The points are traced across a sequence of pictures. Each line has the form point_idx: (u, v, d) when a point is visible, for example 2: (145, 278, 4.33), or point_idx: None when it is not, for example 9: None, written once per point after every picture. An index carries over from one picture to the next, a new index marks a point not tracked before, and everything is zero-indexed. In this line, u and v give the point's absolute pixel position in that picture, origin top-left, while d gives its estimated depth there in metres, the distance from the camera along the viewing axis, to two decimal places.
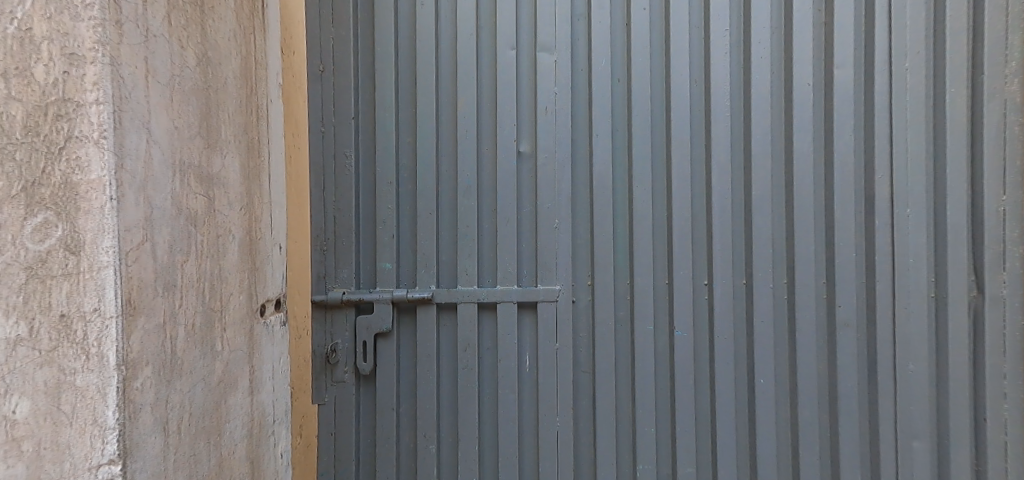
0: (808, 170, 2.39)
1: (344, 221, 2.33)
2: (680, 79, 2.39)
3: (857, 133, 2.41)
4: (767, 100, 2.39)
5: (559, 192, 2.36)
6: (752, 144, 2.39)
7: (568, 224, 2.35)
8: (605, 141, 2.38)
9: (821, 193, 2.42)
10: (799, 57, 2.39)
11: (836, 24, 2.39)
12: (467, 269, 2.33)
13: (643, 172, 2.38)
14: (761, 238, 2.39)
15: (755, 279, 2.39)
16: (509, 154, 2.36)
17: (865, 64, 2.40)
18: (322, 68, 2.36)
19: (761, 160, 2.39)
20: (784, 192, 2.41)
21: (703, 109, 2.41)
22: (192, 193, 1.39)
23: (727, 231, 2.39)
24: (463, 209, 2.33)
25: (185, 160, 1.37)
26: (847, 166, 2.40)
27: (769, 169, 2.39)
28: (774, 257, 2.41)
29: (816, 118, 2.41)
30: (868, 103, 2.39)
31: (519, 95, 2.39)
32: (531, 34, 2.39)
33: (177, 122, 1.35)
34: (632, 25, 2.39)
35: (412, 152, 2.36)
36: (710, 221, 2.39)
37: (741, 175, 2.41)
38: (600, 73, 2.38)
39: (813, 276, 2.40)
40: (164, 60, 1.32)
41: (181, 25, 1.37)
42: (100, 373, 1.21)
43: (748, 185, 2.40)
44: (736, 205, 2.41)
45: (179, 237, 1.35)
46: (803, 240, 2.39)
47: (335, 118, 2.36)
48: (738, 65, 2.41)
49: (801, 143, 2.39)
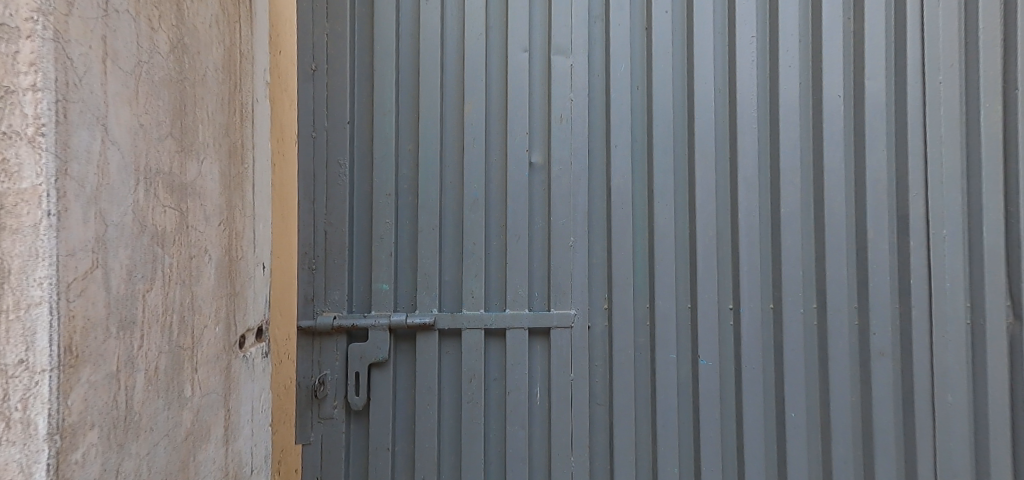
0: (840, 185, 2.18)
1: (337, 237, 2.08)
2: (704, 86, 2.20)
3: (890, 149, 2.19)
4: (796, 111, 2.19)
5: (575, 206, 2.16)
6: (780, 159, 2.19)
7: (584, 242, 2.15)
8: (625, 151, 2.18)
9: (853, 211, 2.18)
10: (828, 65, 2.20)
11: (867, 33, 2.19)
12: (473, 291, 2.09)
13: (665, 186, 2.18)
14: (791, 258, 2.16)
15: (784, 302, 2.15)
16: (520, 165, 2.16)
17: (897, 76, 2.20)
18: (313, 66, 2.13)
19: (790, 173, 2.19)
20: (813, 208, 2.19)
21: (727, 117, 2.21)
22: (161, 207, 1.15)
23: (753, 251, 2.17)
24: (470, 224, 2.12)
25: (153, 166, 1.13)
26: (879, 183, 2.18)
27: (798, 185, 2.18)
28: (805, 279, 2.17)
29: (848, 130, 2.20)
30: (900, 117, 2.19)
31: (532, 101, 2.20)
32: (544, 36, 2.20)
33: (143, 119, 1.11)
34: (653, 29, 2.21)
35: (413, 160, 2.14)
36: (735, 239, 2.17)
37: (769, 192, 2.20)
38: (620, 80, 2.20)
39: (846, 300, 2.16)
40: (129, 42, 1.09)
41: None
42: (25, 447, 0.94)
43: (776, 200, 2.18)
44: (763, 221, 2.19)
45: (145, 262, 1.11)
46: (836, 261, 2.16)
47: (327, 121, 2.12)
48: (764, 73, 2.22)
49: (832, 157, 2.19)
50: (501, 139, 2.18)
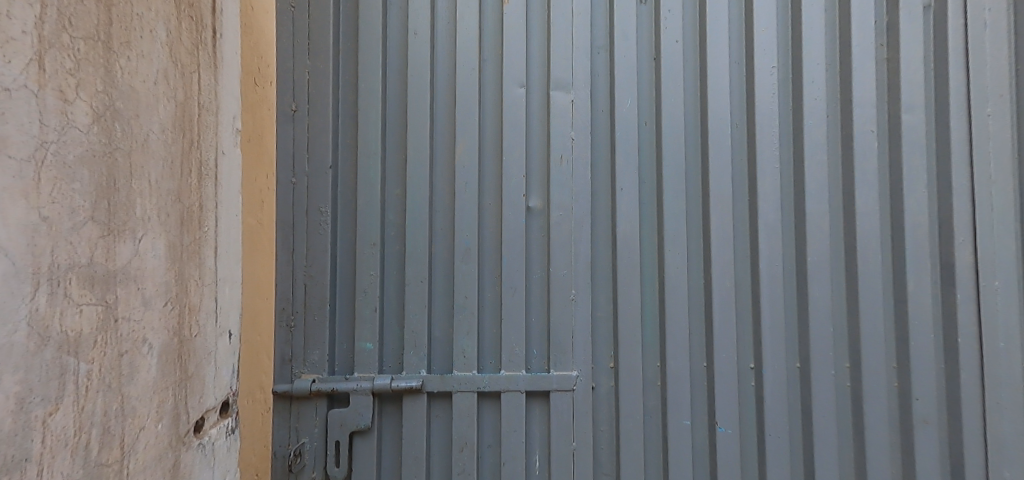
0: (874, 230, 1.96)
1: (317, 292, 1.93)
2: (720, 122, 2.02)
3: (932, 189, 1.97)
4: (823, 148, 2.00)
5: (576, 255, 1.98)
6: (805, 201, 1.99)
7: (587, 295, 1.96)
8: (631, 194, 2.01)
9: (890, 258, 1.97)
10: (859, 97, 2.00)
11: (902, 61, 1.99)
12: (465, 350, 1.93)
13: (676, 232, 2.00)
14: (820, 312, 1.95)
15: (813, 362, 1.94)
16: (516, 211, 1.99)
17: (938, 108, 1.98)
18: (294, 107, 2.00)
19: (817, 217, 1.98)
20: (845, 255, 1.98)
21: (746, 155, 2.02)
22: (73, 311, 1.04)
23: (777, 304, 1.97)
24: (462, 275, 1.95)
25: (62, 263, 1.03)
26: (920, 229, 1.96)
27: (827, 229, 1.98)
28: (836, 334, 1.96)
29: (883, 169, 1.99)
30: (942, 153, 1.97)
31: (530, 140, 2.03)
32: (543, 69, 2.04)
33: (48, 211, 1.01)
34: (661, 60, 2.04)
35: (400, 206, 1.99)
36: (756, 291, 1.97)
37: (793, 237, 1.99)
38: (625, 117, 2.03)
39: (883, 360, 1.94)
40: (29, 123, 0.99)
41: (52, 65, 1.02)
42: None
43: (802, 247, 1.98)
44: (787, 270, 1.98)
45: (46, 379, 1.00)
46: (871, 315, 1.95)
47: (308, 165, 1.99)
48: (787, 106, 2.02)
49: (865, 200, 1.98)
50: (495, 183, 2.01)
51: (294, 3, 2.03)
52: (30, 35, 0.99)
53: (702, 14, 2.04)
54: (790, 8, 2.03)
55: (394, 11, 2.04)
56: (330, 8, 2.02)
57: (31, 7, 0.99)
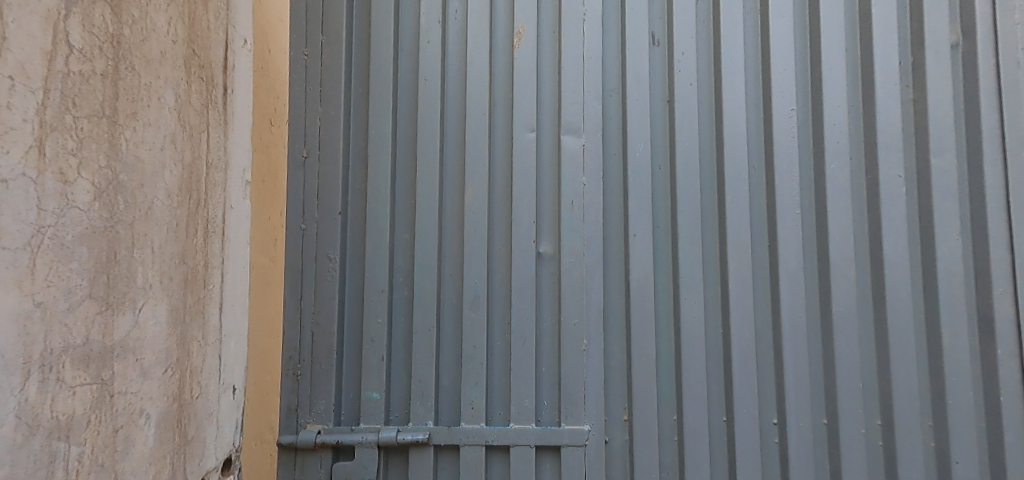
0: (904, 280, 1.87)
1: (324, 340, 1.92)
2: (736, 167, 1.97)
3: (966, 236, 1.86)
4: (846, 193, 1.92)
5: (588, 304, 1.93)
6: (829, 249, 1.91)
7: (599, 345, 1.91)
8: (645, 240, 1.96)
9: (923, 309, 1.86)
10: (884, 141, 1.92)
11: (931, 101, 1.91)
12: (473, 401, 1.89)
13: (692, 280, 1.94)
14: (847, 366, 1.87)
15: (841, 420, 1.85)
16: (527, 257, 1.95)
17: (970, 149, 1.88)
18: (305, 153, 2.01)
19: (842, 265, 1.90)
20: (872, 305, 1.89)
21: (766, 199, 1.96)
22: (65, 394, 1.01)
23: (800, 356, 1.89)
24: (470, 324, 1.92)
25: (56, 346, 1.00)
26: (954, 278, 1.85)
27: (853, 278, 1.89)
28: (865, 390, 1.86)
29: (912, 215, 1.89)
30: (976, 197, 1.86)
31: (540, 185, 2.00)
32: (554, 113, 2.02)
33: (44, 296, 0.98)
34: (675, 103, 2.00)
35: (409, 251, 1.97)
36: (778, 343, 1.90)
37: (817, 286, 1.91)
38: (639, 161, 1.99)
39: (918, 419, 1.82)
40: (25, 210, 0.96)
41: (53, 149, 1.00)
42: None
43: (826, 296, 1.90)
44: (810, 320, 1.90)
45: (33, 470, 0.95)
46: (903, 370, 1.84)
47: (318, 212, 1.98)
48: (807, 149, 1.96)
49: (894, 248, 1.88)
50: (505, 228, 1.98)
51: (307, 51, 2.04)
52: (30, 122, 0.97)
53: (717, 57, 2.00)
54: (809, 48, 1.98)
55: (404, 56, 2.03)
56: (342, 55, 2.03)
57: (33, 93, 0.98)
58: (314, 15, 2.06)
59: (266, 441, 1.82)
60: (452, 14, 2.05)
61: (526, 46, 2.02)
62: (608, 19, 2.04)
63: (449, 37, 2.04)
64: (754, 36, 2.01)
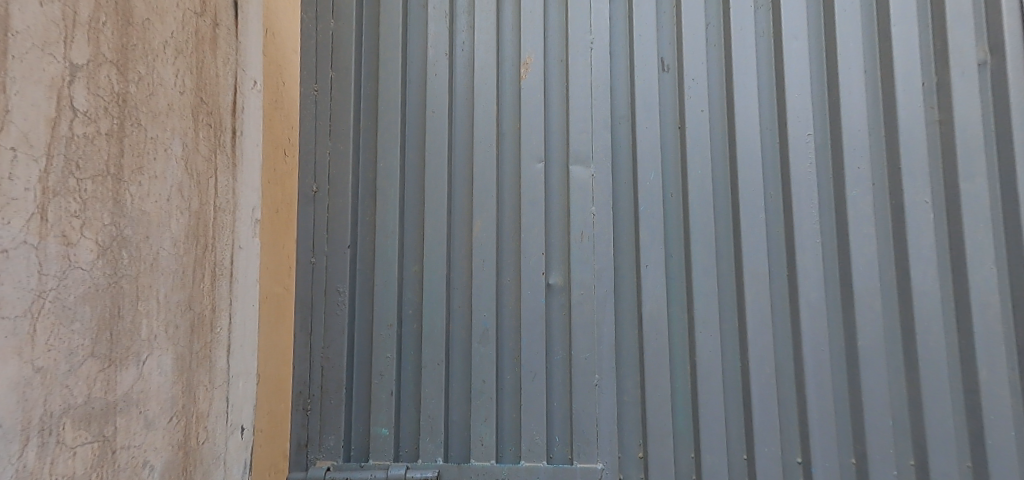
0: (935, 312, 1.76)
1: (333, 374, 1.93)
2: (751, 195, 1.89)
3: (1002, 264, 1.76)
4: (869, 220, 1.82)
5: (599, 337, 1.89)
6: (852, 280, 1.81)
7: (611, 380, 1.87)
8: (657, 271, 1.90)
9: (956, 342, 1.76)
10: (909, 165, 1.82)
11: (957, 122, 1.81)
12: (483, 437, 1.87)
13: (707, 313, 1.86)
14: (875, 403, 1.77)
15: (870, 460, 1.75)
16: (536, 290, 1.92)
17: (1004, 172, 1.77)
18: (315, 187, 2.03)
19: (867, 297, 1.80)
20: (902, 339, 1.78)
21: (783, 228, 1.86)
22: (66, 454, 1.04)
23: (825, 393, 1.79)
24: (480, 358, 1.90)
25: (56, 408, 1.02)
26: (990, 309, 1.74)
27: (878, 311, 1.79)
28: (896, 429, 1.76)
29: (941, 242, 1.79)
30: (1011, 222, 1.76)
31: (550, 216, 1.97)
32: (562, 142, 1.99)
33: (45, 359, 1.01)
34: (686, 130, 1.94)
35: (418, 284, 1.96)
36: (800, 379, 1.81)
37: (841, 319, 1.81)
38: (649, 190, 1.93)
39: (955, 459, 1.72)
40: (27, 278, 0.99)
41: (56, 213, 1.03)
42: None
43: (851, 330, 1.80)
44: (835, 355, 1.80)
45: None
46: (936, 406, 1.74)
47: (327, 245, 2.00)
48: (827, 175, 1.86)
49: (922, 277, 1.78)
50: (514, 260, 1.95)
51: (317, 86, 2.06)
52: (33, 190, 1.00)
53: (728, 81, 1.94)
54: (826, 70, 1.90)
55: (412, 89, 2.04)
56: (351, 89, 2.05)
57: (35, 161, 1.01)
58: (324, 51, 2.08)
59: (276, 474, 1.84)
60: (460, 46, 2.05)
61: (533, 77, 2.01)
62: (616, 47, 2.01)
63: (456, 69, 2.04)
64: (767, 59, 1.93)
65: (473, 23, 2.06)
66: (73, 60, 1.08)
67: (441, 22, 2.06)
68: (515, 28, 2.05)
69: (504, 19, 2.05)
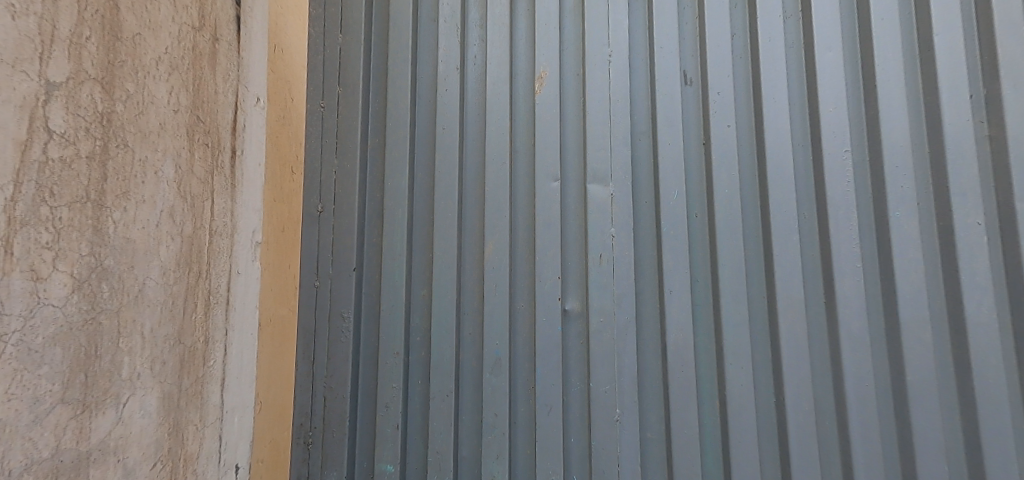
0: (993, 344, 1.62)
1: (336, 405, 1.84)
2: (784, 215, 1.76)
3: None
4: (915, 243, 1.69)
5: (620, 369, 1.77)
6: (897, 308, 1.68)
7: (633, 415, 1.75)
8: (682, 297, 1.78)
9: (1018, 378, 1.61)
10: (959, 184, 1.68)
11: (1012, 137, 1.67)
12: (495, 474, 1.76)
13: (737, 342, 1.74)
14: (927, 443, 1.62)
15: None
16: (552, 316, 1.81)
17: None
18: (320, 207, 1.94)
19: (915, 328, 1.66)
20: (956, 373, 1.64)
21: (819, 251, 1.74)
22: None
23: (870, 431, 1.65)
24: (492, 389, 1.79)
25: (17, 465, 0.96)
26: None
27: (929, 342, 1.65)
28: (952, 472, 1.61)
29: (998, 267, 1.65)
30: None
31: (566, 237, 1.85)
32: (579, 159, 1.88)
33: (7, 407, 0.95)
34: (711, 146, 1.83)
35: (426, 310, 1.85)
36: (842, 415, 1.67)
37: (885, 350, 1.68)
38: (672, 209, 1.82)
39: None
40: None
41: (24, 245, 0.98)
42: None
43: (898, 363, 1.66)
44: (880, 389, 1.67)
45: None
46: (998, 448, 1.59)
47: (332, 268, 1.90)
48: (866, 194, 1.74)
49: (977, 305, 1.64)
50: (528, 284, 1.84)
51: (324, 102, 1.98)
52: None
53: (756, 95, 1.83)
54: (862, 82, 1.78)
55: (421, 104, 1.95)
56: (359, 105, 1.97)
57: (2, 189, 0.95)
58: (331, 66, 2.00)
59: None
60: (471, 60, 1.96)
61: (548, 91, 1.91)
62: (635, 59, 1.91)
63: (468, 83, 1.95)
64: (798, 71, 1.82)
65: (485, 36, 1.97)
66: (50, 78, 1.03)
67: (452, 35, 1.97)
68: (529, 41, 1.95)
69: (518, 32, 1.96)
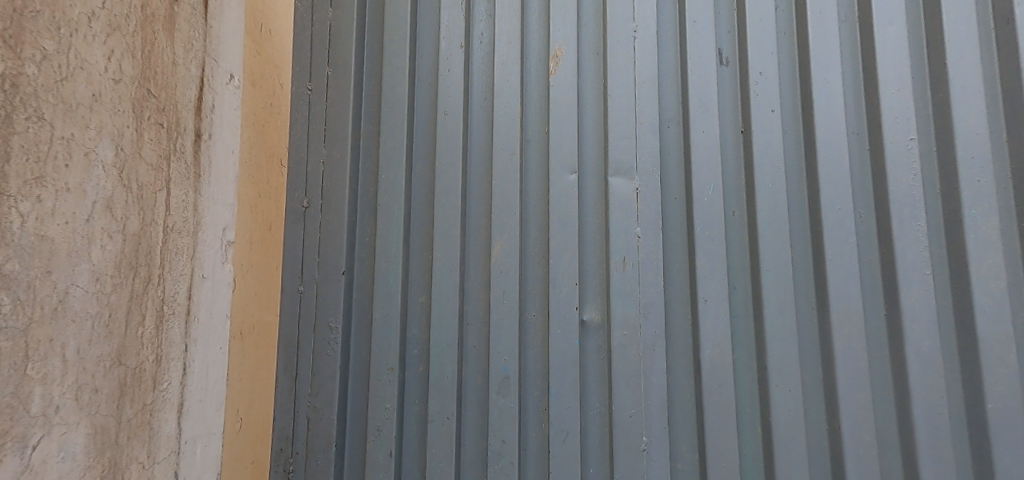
0: None
1: (321, 428, 1.61)
2: (838, 214, 1.52)
3: None
4: (996, 247, 1.44)
5: (647, 391, 1.53)
6: (974, 324, 1.44)
7: (662, 443, 1.51)
8: (718, 308, 1.54)
9: None
10: None
11: None
12: None
13: (784, 361, 1.50)
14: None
15: None
16: (568, 329, 1.57)
17: None
18: (306, 202, 1.70)
19: (997, 346, 1.42)
20: None
21: (879, 256, 1.50)
22: None
23: (944, 466, 1.41)
24: (499, 412, 1.56)
25: None
26: None
27: (1014, 364, 1.41)
28: None
29: None
30: None
31: (585, 238, 1.61)
32: (599, 149, 1.64)
33: None
34: (752, 135, 1.59)
35: (424, 320, 1.62)
36: (909, 448, 1.44)
37: (960, 372, 1.44)
38: (708, 207, 1.58)
39: None
40: None
41: None
42: None
43: (976, 387, 1.42)
44: (954, 418, 1.43)
45: None
46: None
47: (318, 271, 1.67)
48: (935, 190, 1.50)
49: None
50: (541, 292, 1.60)
51: (311, 85, 1.75)
52: None
53: (805, 76, 1.59)
54: (928, 62, 1.54)
55: (420, 87, 1.72)
56: (350, 87, 1.73)
57: None
58: (320, 44, 1.77)
59: None
60: (477, 38, 1.73)
61: (564, 72, 1.68)
62: (664, 36, 1.67)
63: (473, 63, 1.72)
64: (853, 50, 1.58)
65: (493, 10, 1.73)
66: None
67: (455, 9, 1.74)
68: (542, 16, 1.72)
69: (529, 5, 1.73)
